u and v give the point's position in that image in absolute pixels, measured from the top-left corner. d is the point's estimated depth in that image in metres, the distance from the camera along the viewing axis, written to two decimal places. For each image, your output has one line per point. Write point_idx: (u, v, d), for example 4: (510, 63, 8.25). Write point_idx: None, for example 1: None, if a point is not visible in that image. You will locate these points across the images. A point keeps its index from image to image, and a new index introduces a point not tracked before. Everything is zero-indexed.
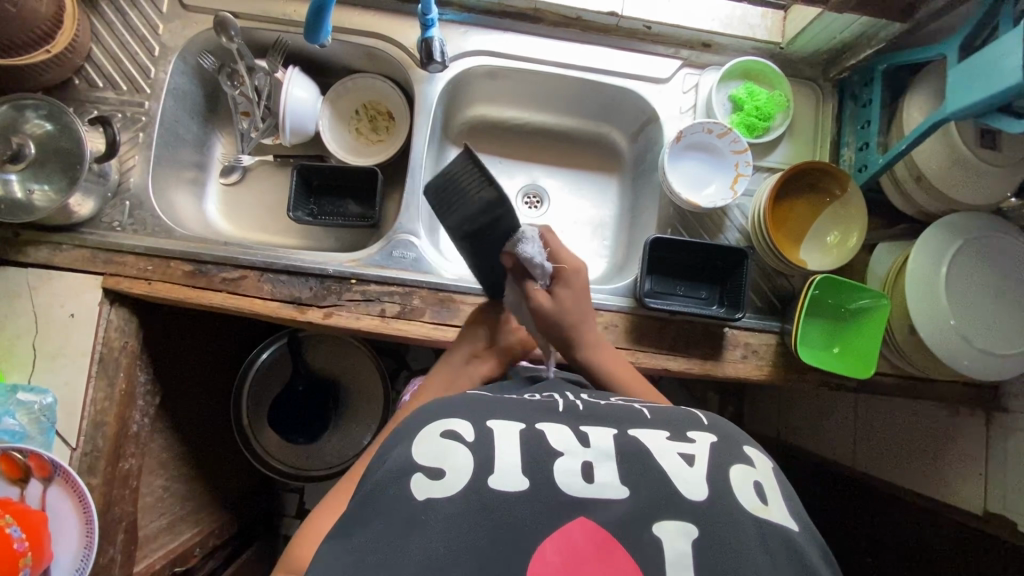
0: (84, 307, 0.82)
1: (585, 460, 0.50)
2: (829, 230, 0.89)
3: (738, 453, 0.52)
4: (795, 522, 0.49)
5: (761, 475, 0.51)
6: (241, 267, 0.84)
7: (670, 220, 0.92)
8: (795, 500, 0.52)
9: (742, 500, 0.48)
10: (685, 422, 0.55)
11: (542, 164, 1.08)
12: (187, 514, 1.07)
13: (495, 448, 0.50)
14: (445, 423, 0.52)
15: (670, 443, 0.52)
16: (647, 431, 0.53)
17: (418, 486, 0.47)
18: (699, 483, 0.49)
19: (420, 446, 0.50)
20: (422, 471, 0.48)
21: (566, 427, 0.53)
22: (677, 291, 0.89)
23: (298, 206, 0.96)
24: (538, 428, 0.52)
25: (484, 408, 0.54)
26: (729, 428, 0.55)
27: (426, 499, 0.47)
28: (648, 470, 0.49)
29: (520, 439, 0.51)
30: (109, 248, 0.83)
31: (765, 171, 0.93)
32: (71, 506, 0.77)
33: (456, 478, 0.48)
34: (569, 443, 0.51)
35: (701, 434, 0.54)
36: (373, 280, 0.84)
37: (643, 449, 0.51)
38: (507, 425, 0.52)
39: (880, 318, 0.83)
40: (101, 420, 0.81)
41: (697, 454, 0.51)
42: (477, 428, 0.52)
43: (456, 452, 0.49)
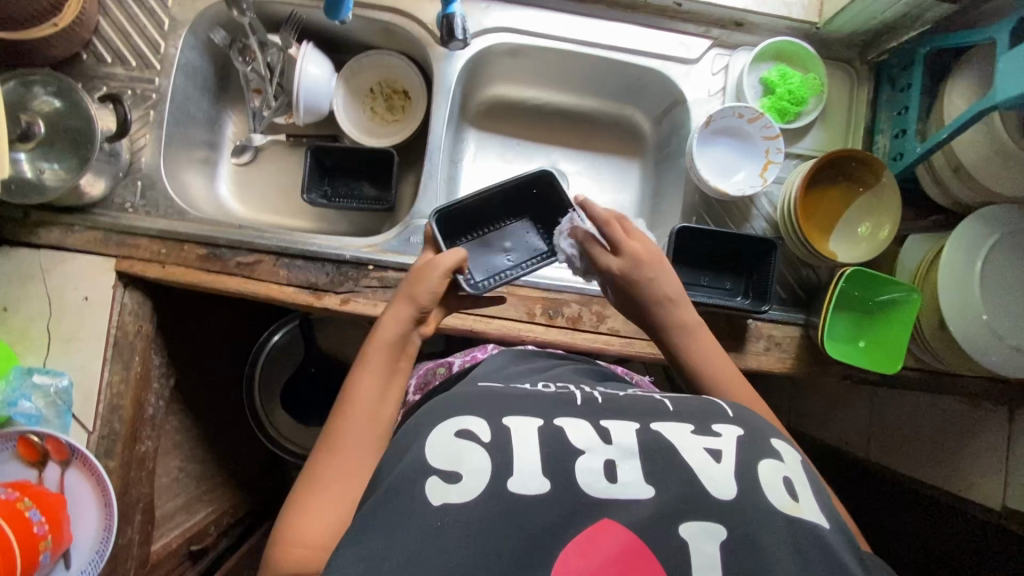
0: (97, 291, 0.81)
1: (607, 459, 0.48)
2: (859, 221, 0.86)
3: (765, 447, 0.51)
4: (824, 517, 0.48)
5: (789, 470, 0.50)
6: (256, 252, 0.82)
7: (694, 207, 0.90)
8: (825, 495, 0.51)
9: (770, 496, 0.47)
10: (709, 415, 0.54)
11: (561, 147, 1.05)
12: (203, 494, 1.08)
13: (513, 447, 0.48)
14: (458, 423, 0.51)
15: (694, 438, 0.50)
16: (670, 425, 0.52)
17: (433, 489, 0.46)
18: (726, 479, 0.47)
19: (434, 448, 0.49)
20: (438, 474, 0.47)
21: (585, 423, 0.52)
22: (701, 281, 0.87)
23: (312, 187, 0.94)
24: (556, 424, 0.51)
25: (502, 405, 0.53)
26: (754, 422, 0.54)
27: (442, 505, 0.45)
28: (672, 467, 0.48)
29: (540, 437, 0.50)
30: (121, 230, 0.82)
31: (794, 158, 0.90)
32: (89, 489, 0.77)
33: (472, 483, 0.46)
34: (590, 440, 0.50)
35: (727, 428, 0.52)
36: (390, 267, 0.82)
37: (667, 445, 0.50)
38: (525, 422, 0.51)
39: (908, 313, 0.81)
40: (117, 403, 0.81)
41: (723, 449, 0.49)
42: (493, 427, 0.50)
43: (473, 452, 0.48)
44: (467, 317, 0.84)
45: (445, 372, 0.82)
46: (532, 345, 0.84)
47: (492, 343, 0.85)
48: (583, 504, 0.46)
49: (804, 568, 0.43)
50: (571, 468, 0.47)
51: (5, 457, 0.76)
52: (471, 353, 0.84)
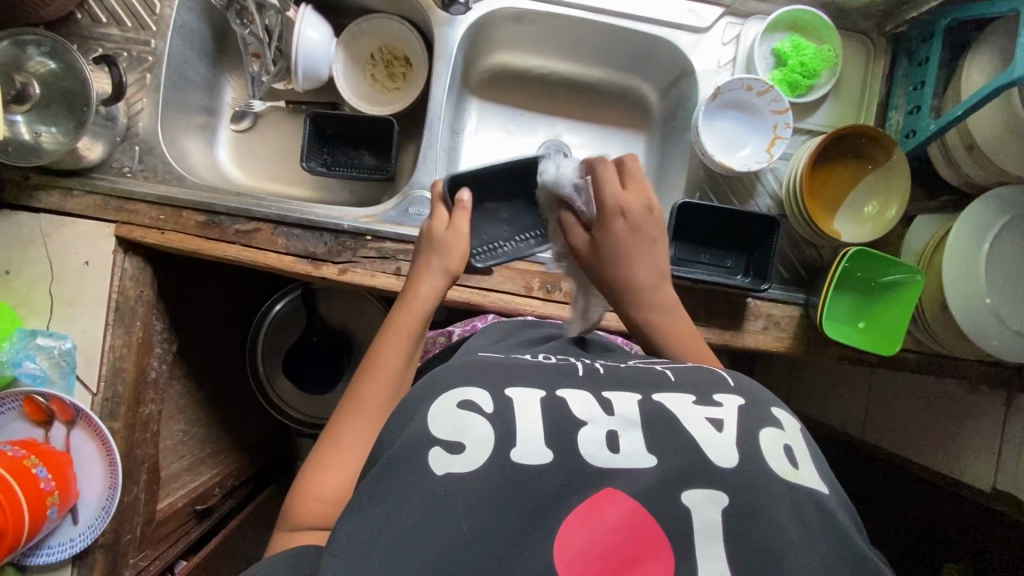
0: (98, 255, 0.81)
1: (609, 430, 0.48)
2: (866, 201, 0.85)
3: (766, 416, 0.51)
4: (824, 484, 0.48)
5: (789, 438, 0.50)
6: (255, 220, 0.82)
7: (698, 182, 0.88)
8: (825, 463, 0.51)
9: (770, 463, 0.47)
10: (710, 385, 0.54)
11: (566, 119, 1.03)
12: (207, 456, 1.11)
13: (515, 417, 0.49)
14: (462, 393, 0.51)
15: (695, 409, 0.50)
16: (672, 395, 0.52)
17: (436, 460, 0.46)
18: (728, 449, 0.47)
19: (436, 419, 0.49)
20: (441, 444, 0.47)
21: (587, 394, 0.52)
22: (701, 259, 0.86)
23: (311, 155, 0.93)
24: (560, 395, 0.51)
25: (502, 377, 0.53)
26: (756, 391, 0.54)
27: (445, 474, 0.46)
28: (674, 437, 0.48)
29: (542, 409, 0.50)
30: (121, 195, 0.82)
31: (803, 134, 0.88)
32: (94, 448, 0.79)
33: (476, 452, 0.47)
34: (591, 411, 0.50)
35: (729, 397, 0.52)
36: (389, 238, 0.82)
37: (668, 415, 0.50)
38: (527, 394, 0.51)
39: (909, 294, 0.80)
40: (120, 366, 0.82)
41: (725, 419, 0.49)
42: (495, 399, 0.51)
43: (475, 423, 0.48)
44: (464, 289, 0.84)
45: (444, 341, 0.83)
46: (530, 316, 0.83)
47: (491, 315, 0.86)
48: (580, 471, 0.46)
49: (804, 537, 0.43)
50: (567, 438, 0.48)
51: (10, 417, 0.78)
52: (471, 323, 0.85)
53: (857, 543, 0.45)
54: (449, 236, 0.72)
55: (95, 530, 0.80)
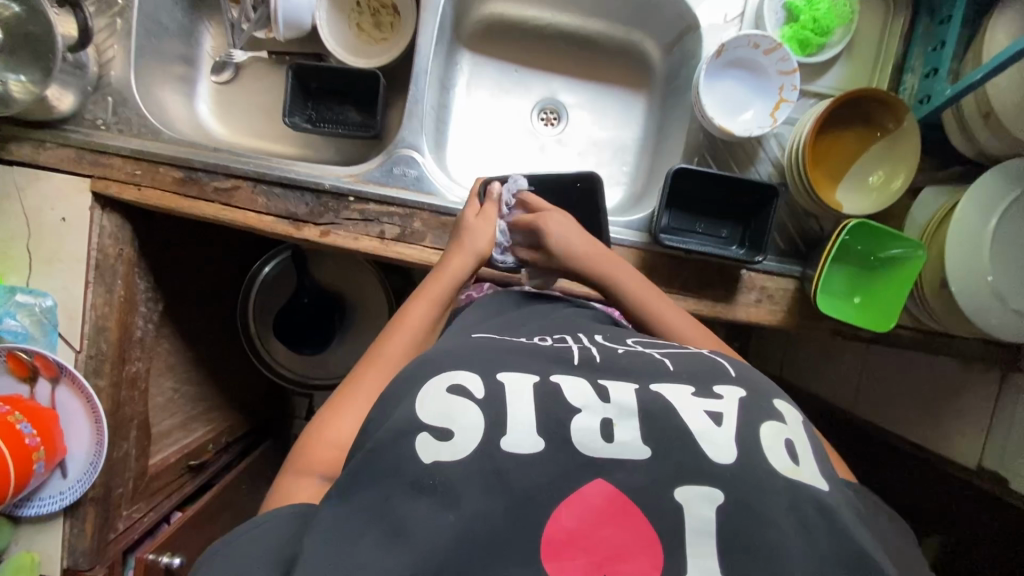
0: (75, 211, 0.79)
1: (604, 418, 0.47)
2: (873, 169, 0.81)
3: (767, 408, 0.50)
4: (825, 481, 0.47)
5: (792, 432, 0.49)
6: (233, 177, 0.79)
7: (698, 146, 0.85)
8: (826, 459, 0.50)
9: (771, 460, 0.46)
10: (710, 376, 0.53)
11: (564, 76, 0.98)
12: (199, 413, 1.12)
13: (506, 404, 0.48)
14: (450, 377, 0.49)
15: (694, 400, 0.49)
16: (671, 385, 0.51)
17: (423, 446, 0.45)
18: (727, 445, 0.46)
19: (426, 405, 0.47)
20: (429, 430, 0.46)
21: (582, 380, 0.51)
22: (695, 228, 0.83)
23: (294, 110, 0.89)
24: (552, 381, 0.50)
25: (494, 361, 0.52)
26: (759, 381, 0.53)
27: (433, 463, 0.45)
28: (666, 427, 0.47)
29: (534, 394, 0.49)
30: (95, 149, 0.79)
31: (811, 97, 0.83)
32: (79, 406, 0.80)
33: (466, 441, 0.45)
34: (587, 399, 0.48)
35: (730, 389, 0.51)
36: (372, 199, 0.79)
37: (667, 407, 0.48)
38: (518, 379, 0.50)
39: (909, 267, 0.77)
40: (103, 324, 0.81)
41: (725, 412, 0.48)
42: (487, 384, 0.49)
43: (466, 411, 0.47)
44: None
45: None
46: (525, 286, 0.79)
47: (485, 283, 0.82)
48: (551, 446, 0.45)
49: (794, 528, 0.42)
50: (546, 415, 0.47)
51: None
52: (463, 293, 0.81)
53: (838, 530, 0.43)
54: (479, 223, 0.73)
55: (84, 485, 0.81)
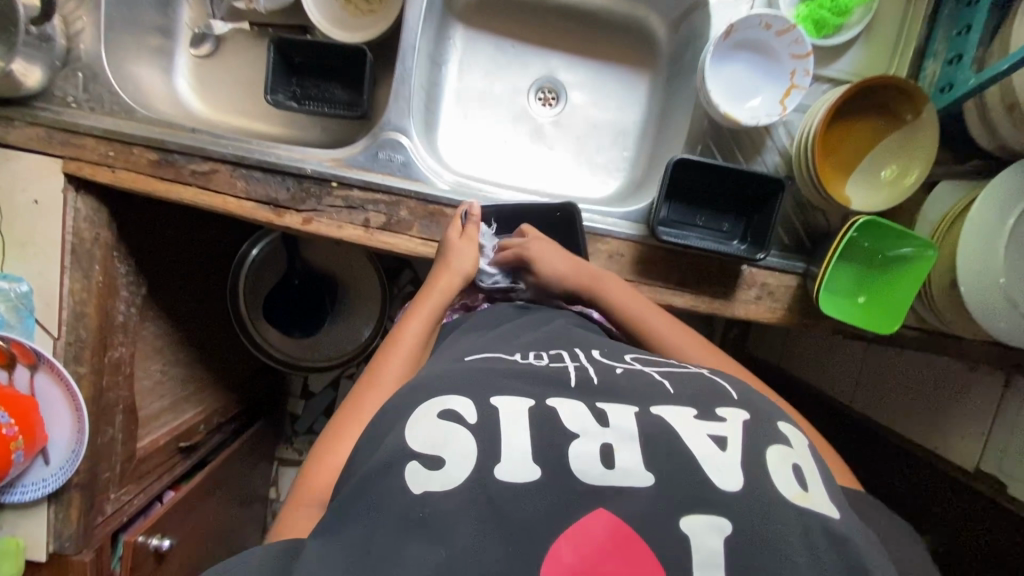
0: (47, 194, 0.76)
1: (603, 443, 0.46)
2: (884, 163, 0.76)
3: (773, 433, 0.50)
4: (835, 506, 0.47)
5: (798, 456, 0.49)
6: (211, 160, 0.75)
7: (702, 134, 0.80)
8: (834, 483, 0.50)
9: (779, 485, 0.45)
10: (714, 399, 0.53)
11: (563, 53, 0.93)
12: (190, 394, 1.10)
13: (501, 432, 0.47)
14: (440, 402, 0.49)
15: (698, 423, 0.49)
16: (671, 409, 0.50)
17: (413, 475, 0.44)
18: (732, 471, 0.45)
19: (414, 432, 0.47)
20: (419, 459, 0.45)
21: (580, 404, 0.50)
22: (696, 221, 0.79)
23: (277, 88, 0.85)
24: (549, 404, 0.49)
25: (489, 384, 0.51)
26: (760, 404, 0.53)
27: (423, 493, 0.43)
28: (675, 455, 0.46)
29: (529, 418, 0.48)
30: (66, 128, 0.75)
31: (825, 82, 0.79)
32: (59, 393, 0.79)
33: (456, 470, 0.44)
34: (585, 424, 0.48)
35: (732, 411, 0.51)
36: (357, 185, 0.75)
37: (669, 432, 0.48)
38: (515, 402, 0.49)
39: (919, 269, 0.74)
40: (82, 311, 0.79)
41: (729, 437, 0.48)
42: (480, 407, 0.48)
43: (455, 436, 0.46)
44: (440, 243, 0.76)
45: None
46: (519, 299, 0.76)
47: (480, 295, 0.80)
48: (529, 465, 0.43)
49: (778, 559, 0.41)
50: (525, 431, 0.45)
51: None
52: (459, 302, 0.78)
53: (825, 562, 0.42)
54: (463, 247, 0.71)
55: (68, 472, 0.80)
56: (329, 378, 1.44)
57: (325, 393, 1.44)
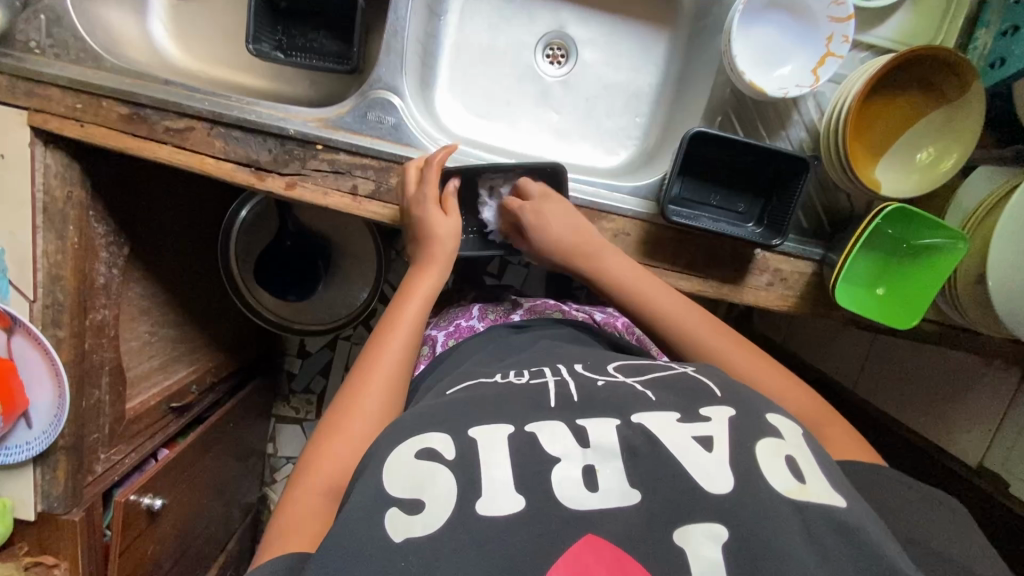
0: (14, 148, 0.71)
1: (586, 466, 0.46)
2: (920, 144, 0.70)
3: (763, 425, 0.48)
4: (840, 495, 0.44)
5: (792, 447, 0.47)
6: (187, 117, 0.69)
7: (722, 104, 0.74)
8: (836, 468, 0.47)
9: (773, 480, 0.43)
10: (698, 398, 0.51)
11: (575, 4, 0.84)
12: (182, 354, 1.07)
13: (479, 464, 0.46)
14: (421, 441, 0.48)
15: (680, 427, 0.48)
16: (652, 415, 0.49)
17: (394, 524, 0.43)
18: (720, 472, 0.44)
19: (392, 477, 0.46)
20: (399, 504, 0.44)
21: (559, 423, 0.49)
22: (710, 200, 0.73)
23: (262, 36, 0.78)
24: (528, 431, 0.49)
25: (464, 416, 0.51)
26: (748, 397, 0.51)
27: (404, 541, 0.42)
28: (659, 468, 0.45)
29: (509, 446, 0.47)
30: (29, 77, 0.69)
31: (863, 50, 0.72)
32: (37, 356, 0.76)
33: (437, 508, 0.44)
34: (566, 447, 0.47)
35: (717, 409, 0.49)
36: (342, 148, 0.70)
37: (651, 437, 0.47)
38: (493, 430, 0.49)
39: (946, 260, 0.69)
40: (57, 274, 0.75)
41: (715, 437, 0.46)
42: (458, 443, 0.48)
43: (438, 475, 0.46)
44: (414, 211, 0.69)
45: (428, 353, 0.73)
46: (517, 314, 0.76)
47: (473, 308, 0.78)
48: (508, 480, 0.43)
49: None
50: None
51: None
52: (453, 321, 0.76)
53: None
54: (445, 225, 0.67)
55: (50, 436, 0.79)
56: (325, 338, 1.43)
57: (322, 353, 1.43)
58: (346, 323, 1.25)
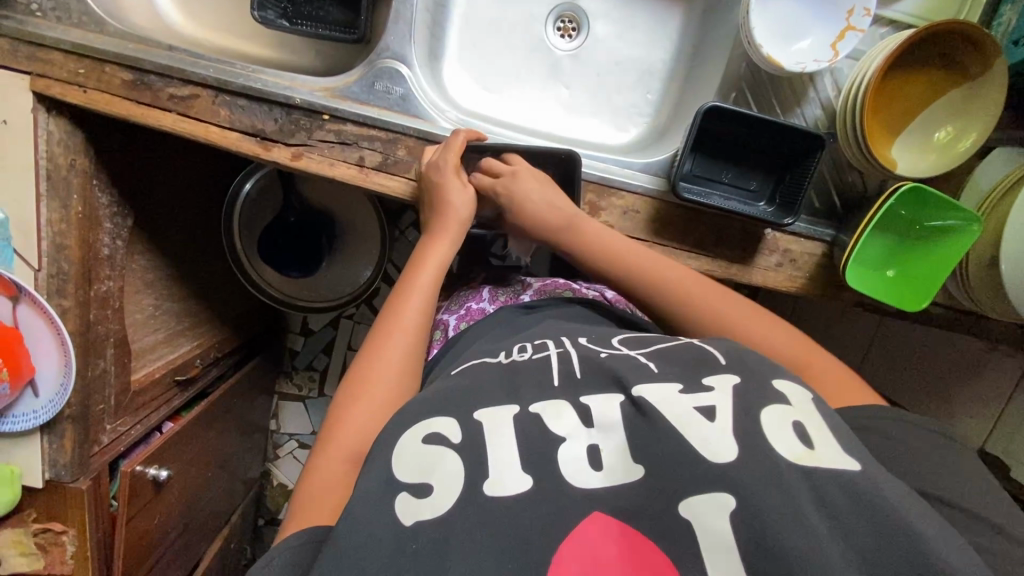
0: (16, 113, 0.70)
1: (591, 445, 0.46)
2: (937, 124, 0.68)
3: (768, 393, 0.47)
4: (852, 459, 0.43)
5: (800, 414, 0.46)
6: (192, 84, 0.68)
7: (736, 80, 0.73)
8: (848, 434, 0.46)
9: (777, 445, 0.43)
10: (700, 367, 0.51)
11: None
12: (186, 329, 1.07)
13: (488, 447, 0.47)
14: (428, 425, 0.49)
15: (685, 398, 0.47)
16: (651, 386, 0.49)
17: (403, 507, 0.44)
18: (723, 442, 0.43)
19: (402, 461, 0.47)
20: (408, 489, 0.45)
21: (563, 402, 0.50)
22: (722, 177, 0.72)
23: (266, 5, 0.78)
24: (533, 412, 0.49)
25: (470, 399, 0.51)
26: (753, 364, 0.51)
27: (413, 525, 0.43)
28: (662, 440, 0.45)
29: (514, 427, 0.48)
30: (31, 40, 0.68)
31: (884, 25, 0.70)
32: (43, 326, 0.76)
33: (444, 492, 0.45)
34: (572, 426, 0.48)
35: (721, 378, 0.49)
36: (349, 119, 0.69)
37: (650, 406, 0.47)
38: (498, 413, 0.49)
39: (958, 241, 0.68)
40: (62, 243, 0.75)
41: (718, 407, 0.46)
42: (464, 428, 0.49)
43: (446, 460, 0.46)
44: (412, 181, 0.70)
45: (440, 337, 0.73)
46: (527, 294, 0.74)
47: (484, 288, 0.77)
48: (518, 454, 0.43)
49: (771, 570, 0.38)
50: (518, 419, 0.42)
51: None
52: (464, 303, 0.75)
53: None
54: (457, 192, 0.65)
55: (57, 405, 0.79)
56: (328, 317, 1.43)
57: (324, 331, 1.43)
58: (349, 301, 1.24)
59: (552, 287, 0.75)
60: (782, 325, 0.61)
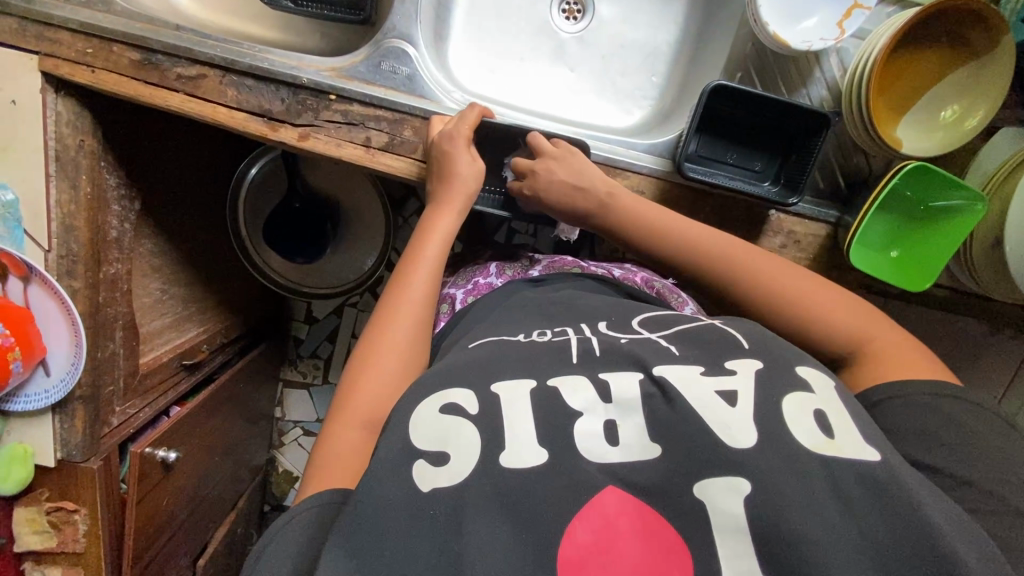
0: (25, 93, 0.70)
1: (607, 420, 0.47)
2: (943, 103, 0.69)
3: (791, 377, 0.47)
4: (874, 449, 0.43)
5: (822, 403, 0.46)
6: (199, 63, 0.68)
7: (743, 60, 0.73)
8: (872, 427, 0.46)
9: (799, 435, 0.44)
10: (724, 350, 0.51)
11: None
12: (193, 314, 1.07)
13: (504, 420, 0.47)
14: (443, 396, 0.49)
15: (705, 381, 0.48)
16: (674, 368, 0.49)
17: (421, 475, 0.45)
18: (743, 428, 0.44)
19: (420, 429, 0.47)
20: (425, 457, 0.46)
21: (583, 379, 0.50)
22: (727, 158, 0.73)
23: None
24: (549, 385, 0.49)
25: (486, 370, 0.51)
26: (779, 350, 0.50)
27: (431, 491, 0.44)
28: (679, 419, 0.45)
29: (531, 401, 0.48)
30: (42, 19, 0.69)
31: (891, 4, 0.70)
32: (54, 306, 0.77)
33: (463, 462, 0.45)
34: (589, 401, 0.48)
35: (743, 362, 0.49)
36: (355, 99, 0.69)
37: (670, 387, 0.47)
38: (511, 387, 0.49)
39: (964, 222, 0.68)
40: (71, 223, 0.75)
41: (740, 392, 0.46)
42: (480, 398, 0.49)
43: (462, 430, 0.47)
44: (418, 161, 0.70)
45: (448, 309, 0.73)
46: (535, 270, 0.75)
47: (490, 264, 0.77)
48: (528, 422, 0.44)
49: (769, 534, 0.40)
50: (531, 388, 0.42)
51: None
52: (471, 278, 0.76)
53: None
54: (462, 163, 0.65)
55: (68, 383, 0.80)
56: (332, 305, 1.43)
57: (328, 319, 1.44)
58: (352, 287, 1.24)
59: (560, 264, 0.75)
60: (799, 281, 0.60)
